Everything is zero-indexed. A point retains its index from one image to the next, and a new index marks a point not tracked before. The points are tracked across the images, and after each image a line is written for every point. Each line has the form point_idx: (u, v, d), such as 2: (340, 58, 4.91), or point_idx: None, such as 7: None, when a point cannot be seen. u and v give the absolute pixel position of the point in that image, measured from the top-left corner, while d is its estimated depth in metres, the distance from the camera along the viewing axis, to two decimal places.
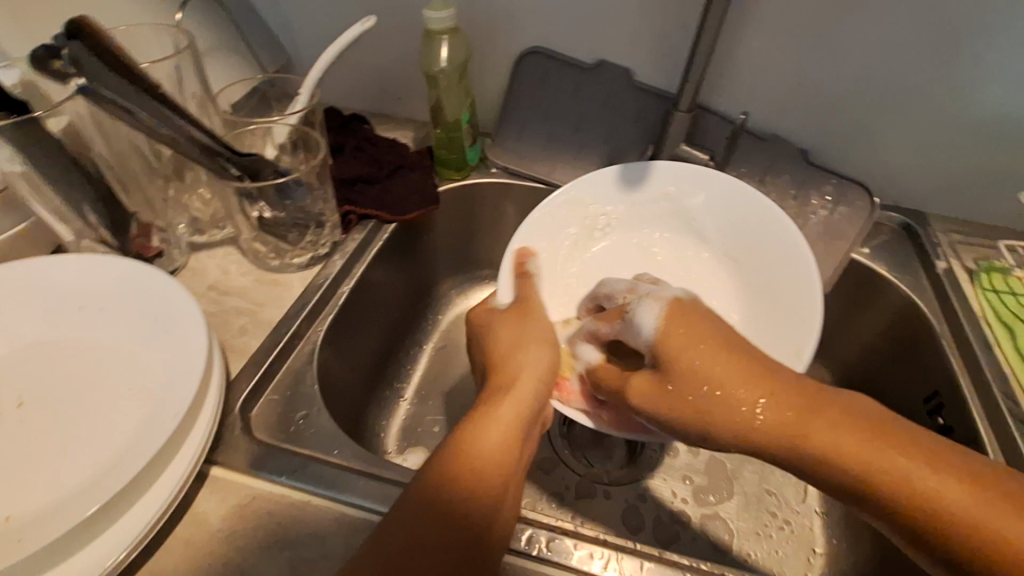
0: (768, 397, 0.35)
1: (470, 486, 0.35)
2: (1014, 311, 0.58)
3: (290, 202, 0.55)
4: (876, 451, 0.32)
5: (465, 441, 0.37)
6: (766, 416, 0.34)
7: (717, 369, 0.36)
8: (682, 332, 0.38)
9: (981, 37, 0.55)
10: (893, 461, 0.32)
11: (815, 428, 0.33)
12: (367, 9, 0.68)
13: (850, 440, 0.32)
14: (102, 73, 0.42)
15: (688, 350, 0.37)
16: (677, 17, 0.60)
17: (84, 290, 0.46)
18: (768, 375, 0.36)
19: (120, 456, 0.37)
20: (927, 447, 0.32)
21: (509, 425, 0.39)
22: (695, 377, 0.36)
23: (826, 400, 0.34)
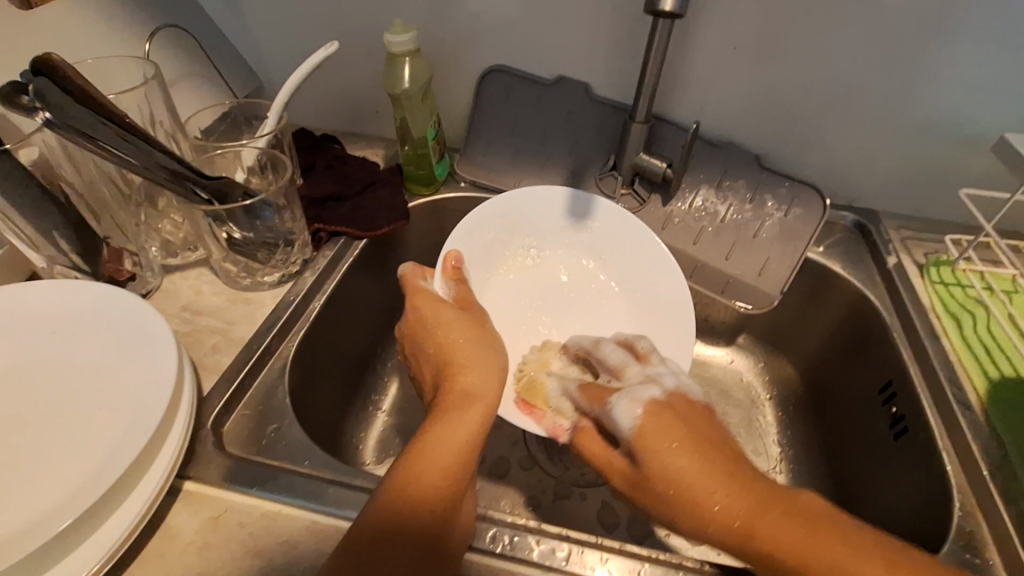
0: (722, 487, 0.35)
1: (438, 488, 0.36)
2: (961, 301, 0.61)
3: (259, 222, 0.56)
4: (813, 539, 0.33)
5: (433, 439, 0.38)
6: (704, 507, 0.35)
7: (715, 494, 0.35)
8: (676, 445, 0.37)
9: (912, 46, 0.59)
10: (832, 549, 0.33)
11: (755, 519, 0.34)
12: (333, 34, 0.71)
13: (797, 526, 0.34)
14: (69, 105, 0.43)
15: (673, 443, 0.37)
16: (629, 33, 0.63)
17: (57, 315, 0.47)
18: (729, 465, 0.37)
19: (91, 474, 0.38)
20: (856, 540, 0.33)
21: (473, 422, 0.40)
22: (680, 489, 0.36)
23: (787, 500, 0.35)
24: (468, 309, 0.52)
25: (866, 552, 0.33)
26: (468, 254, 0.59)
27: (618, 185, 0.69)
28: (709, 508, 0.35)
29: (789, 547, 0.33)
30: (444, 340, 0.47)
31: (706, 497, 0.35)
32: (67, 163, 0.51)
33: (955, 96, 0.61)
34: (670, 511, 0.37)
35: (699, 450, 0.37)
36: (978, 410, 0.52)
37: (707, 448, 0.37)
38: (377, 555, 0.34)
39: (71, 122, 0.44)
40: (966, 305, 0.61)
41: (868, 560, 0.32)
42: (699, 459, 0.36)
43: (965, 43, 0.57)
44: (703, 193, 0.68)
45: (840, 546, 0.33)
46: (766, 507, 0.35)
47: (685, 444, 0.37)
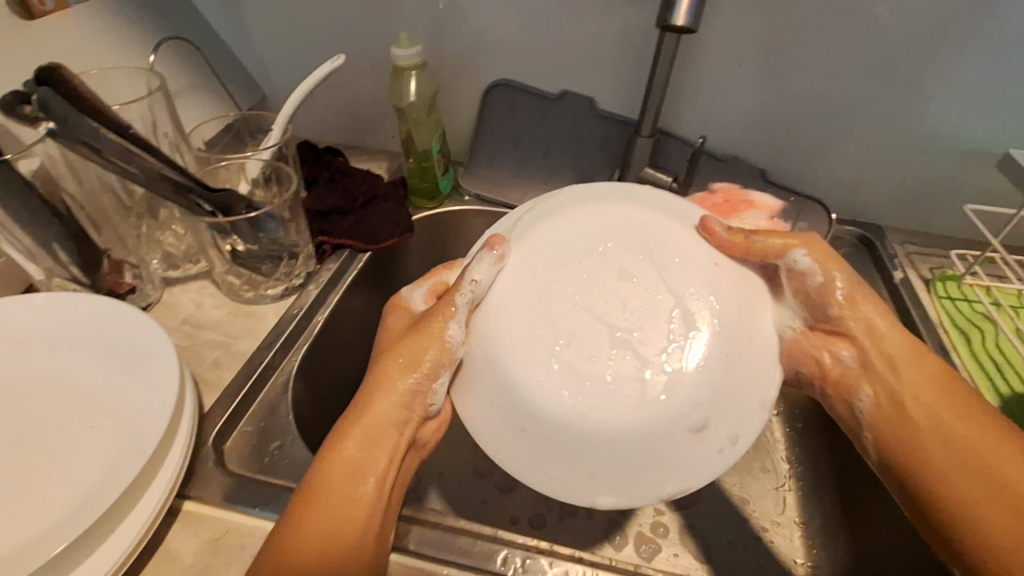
0: (917, 375, 0.44)
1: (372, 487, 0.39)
2: (968, 315, 0.61)
3: (263, 234, 0.55)
4: (1000, 458, 0.40)
5: (370, 424, 0.41)
6: (907, 402, 0.44)
7: (870, 341, 0.46)
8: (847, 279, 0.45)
9: (916, 65, 0.59)
10: (1001, 460, 0.40)
11: (926, 367, 0.44)
12: (337, 47, 0.71)
13: (936, 387, 0.43)
14: (72, 116, 0.42)
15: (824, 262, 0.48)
16: (634, 48, 0.63)
17: (55, 328, 0.46)
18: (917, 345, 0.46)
19: (88, 492, 0.37)
20: (1000, 435, 0.41)
21: (404, 416, 0.42)
22: (892, 360, 0.45)
23: (967, 404, 0.43)
24: (432, 317, 0.42)
25: (1012, 453, 0.40)
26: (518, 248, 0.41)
27: None
28: (888, 345, 0.45)
29: (962, 449, 0.41)
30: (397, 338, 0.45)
31: (901, 354, 0.45)
32: (68, 175, 0.50)
33: (958, 112, 0.62)
34: (868, 381, 0.45)
35: (860, 294, 0.46)
36: None
37: (933, 359, 0.45)
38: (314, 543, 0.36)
39: (75, 134, 0.42)
40: (974, 319, 0.61)
41: (1018, 462, 0.39)
42: (910, 351, 0.45)
43: (968, 59, 0.58)
44: None
45: (1010, 453, 0.40)
46: (941, 369, 0.45)
47: (897, 346, 0.45)
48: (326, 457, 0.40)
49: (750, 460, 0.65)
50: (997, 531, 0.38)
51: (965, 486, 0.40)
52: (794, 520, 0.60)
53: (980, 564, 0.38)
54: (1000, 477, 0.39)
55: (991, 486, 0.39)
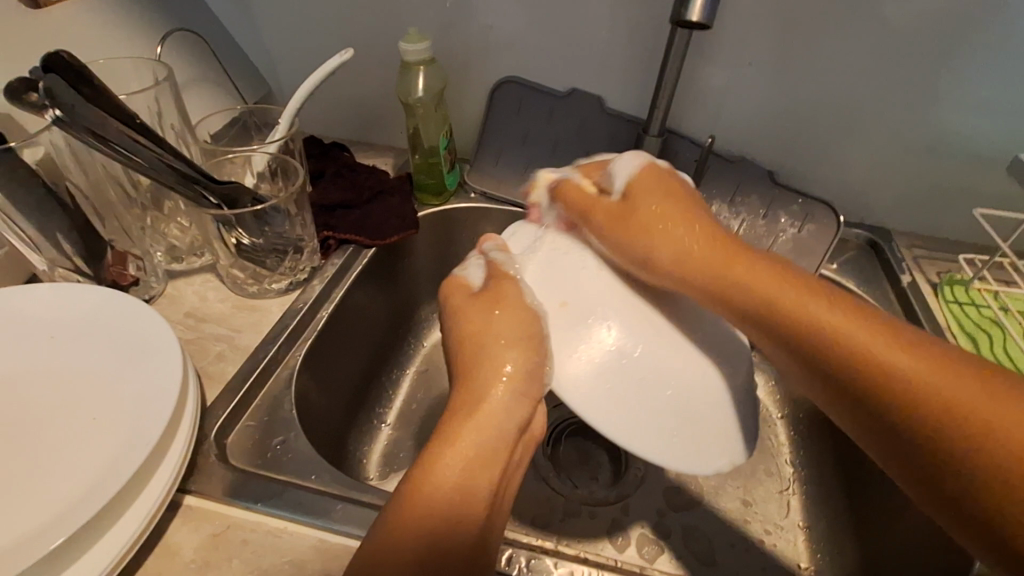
0: (793, 294, 0.39)
1: (496, 467, 0.37)
2: (976, 319, 0.61)
3: (269, 228, 0.55)
4: (889, 344, 0.35)
5: (489, 418, 0.38)
6: (797, 320, 0.38)
7: (701, 246, 0.44)
8: (659, 196, 0.48)
9: (928, 68, 0.59)
10: (888, 352, 0.35)
11: (735, 269, 0.42)
12: (344, 42, 0.71)
13: (851, 323, 0.36)
14: (79, 105, 0.42)
15: (654, 188, 0.49)
16: (644, 47, 0.63)
17: (58, 319, 0.46)
18: (801, 278, 0.41)
19: (90, 484, 0.36)
20: (960, 363, 0.33)
21: (522, 405, 0.40)
22: (770, 304, 0.40)
23: (886, 326, 0.36)
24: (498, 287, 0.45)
25: (975, 378, 0.33)
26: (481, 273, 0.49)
27: None
28: (692, 248, 0.45)
29: (878, 358, 0.35)
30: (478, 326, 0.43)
31: (728, 272, 0.42)
32: (72, 163, 0.50)
33: (969, 115, 0.61)
34: (760, 308, 0.40)
35: (703, 228, 0.46)
36: None
37: (831, 289, 0.39)
38: (440, 527, 0.34)
39: (81, 121, 0.42)
40: (982, 324, 0.60)
41: (908, 354, 0.34)
42: (778, 270, 0.41)
43: (982, 62, 0.57)
44: (716, 208, 0.68)
45: (889, 335, 0.35)
46: (747, 272, 0.42)
47: (704, 237, 0.45)
48: (445, 448, 0.37)
49: (753, 462, 0.65)
50: (946, 404, 0.32)
51: (919, 412, 0.33)
52: (798, 523, 0.60)
53: (970, 477, 0.31)
54: (924, 376, 0.33)
55: (938, 411, 0.32)
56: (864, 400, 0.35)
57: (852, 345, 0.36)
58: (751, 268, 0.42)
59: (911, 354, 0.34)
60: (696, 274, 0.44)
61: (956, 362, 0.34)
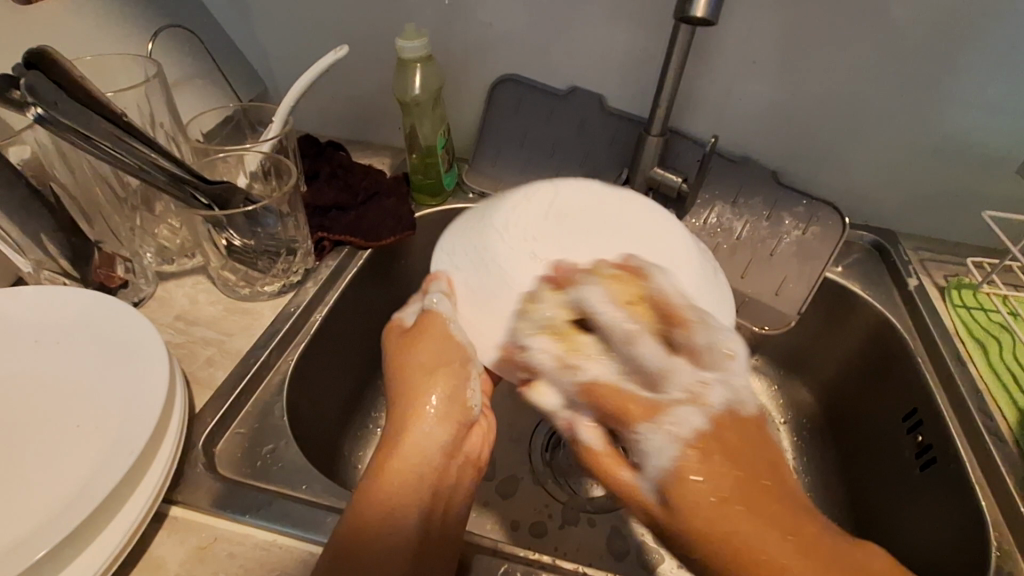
0: (781, 517, 0.30)
1: (424, 492, 0.37)
2: (985, 325, 0.59)
3: (261, 229, 0.53)
4: (812, 569, 0.29)
5: (410, 447, 0.38)
6: (748, 573, 0.29)
7: (713, 481, 0.31)
8: (724, 466, 0.31)
9: (937, 67, 0.57)
10: (790, 556, 0.29)
11: (741, 496, 0.31)
12: (339, 38, 0.69)
13: (813, 568, 0.29)
14: (62, 102, 0.40)
15: (696, 475, 0.31)
16: (646, 44, 0.62)
17: (42, 323, 0.45)
18: (768, 483, 0.31)
19: (71, 495, 0.35)
20: None
21: (448, 428, 0.40)
22: (735, 545, 0.30)
23: (861, 569, 0.29)
24: (422, 329, 0.43)
25: None
26: (459, 276, 0.45)
27: None
28: (698, 486, 0.31)
29: None
30: (401, 357, 0.43)
31: (754, 548, 0.29)
32: (60, 163, 0.49)
33: (979, 116, 0.60)
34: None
35: (722, 453, 0.32)
36: (1010, 439, 0.49)
37: (797, 505, 0.31)
38: (374, 550, 0.34)
39: (64, 120, 0.40)
40: (991, 330, 0.59)
41: None
42: (751, 498, 0.31)
43: (993, 61, 0.56)
44: (719, 209, 0.66)
45: (815, 552, 0.29)
46: (746, 522, 0.30)
47: (733, 482, 0.31)
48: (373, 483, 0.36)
49: None
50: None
51: None
52: None
53: None
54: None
55: None
56: (675, 544, 0.32)
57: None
58: (697, 481, 0.31)
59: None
60: (696, 523, 0.31)
61: None
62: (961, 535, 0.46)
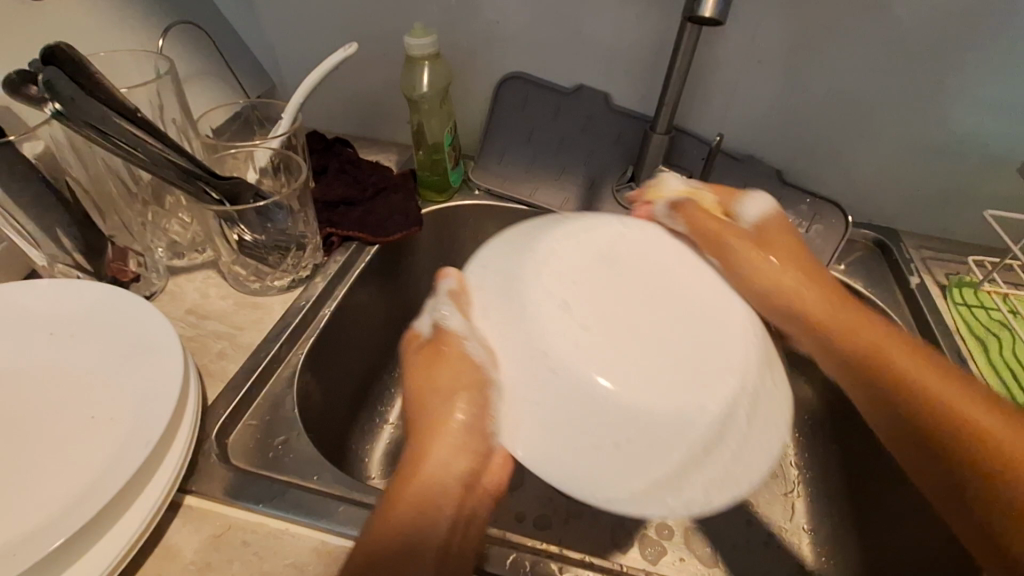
0: (928, 373, 0.42)
1: (443, 525, 0.36)
2: (985, 323, 0.60)
3: (271, 225, 0.54)
4: (885, 339, 0.45)
5: (428, 475, 0.38)
6: (926, 389, 0.41)
7: (838, 322, 0.46)
8: (782, 250, 0.50)
9: (941, 67, 0.58)
10: (899, 356, 0.43)
11: (861, 322, 0.46)
12: (347, 36, 0.70)
13: (948, 383, 0.41)
14: (79, 97, 0.41)
15: (833, 319, 0.47)
16: (653, 44, 0.62)
17: (57, 316, 0.45)
18: (875, 322, 0.46)
19: (88, 485, 0.36)
20: (980, 390, 0.41)
21: (466, 455, 0.38)
22: (877, 350, 0.44)
23: (877, 340, 0.45)
24: (444, 340, 0.40)
25: (989, 424, 0.39)
26: (480, 287, 0.40)
27: None
28: (848, 345, 0.46)
29: (927, 384, 0.41)
30: (421, 383, 0.41)
31: (865, 332, 0.45)
32: (74, 159, 0.50)
33: (981, 116, 0.60)
34: (919, 399, 0.41)
35: (808, 276, 0.49)
36: None
37: (877, 320, 0.47)
38: (394, 565, 0.34)
39: (82, 117, 0.41)
40: (991, 327, 0.59)
41: (985, 408, 0.39)
42: (835, 302, 0.48)
43: (996, 62, 0.56)
44: None
45: (923, 360, 0.43)
46: (899, 347, 0.44)
47: (807, 282, 0.48)
48: (387, 509, 0.36)
49: None
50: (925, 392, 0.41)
51: (948, 416, 0.40)
52: (803, 526, 0.59)
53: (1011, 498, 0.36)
54: (911, 376, 0.42)
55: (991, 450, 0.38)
56: (870, 386, 0.44)
57: (894, 371, 0.43)
58: (826, 322, 0.47)
59: (957, 388, 0.41)
60: (837, 332, 0.46)
61: (986, 393, 0.41)
62: None
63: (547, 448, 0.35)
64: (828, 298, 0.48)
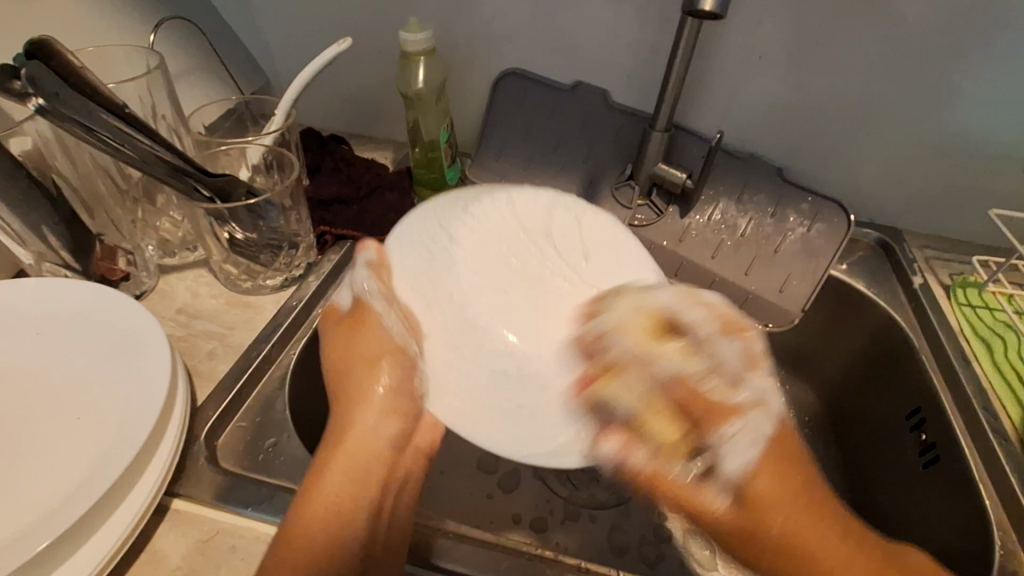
0: (797, 508, 0.37)
1: (365, 494, 0.39)
2: (989, 324, 0.59)
3: (263, 223, 0.53)
4: (785, 494, 0.37)
5: (354, 445, 0.41)
6: (805, 557, 0.36)
7: (770, 472, 0.37)
8: (729, 423, 0.37)
9: (946, 65, 0.57)
10: (779, 512, 0.36)
11: (766, 480, 0.37)
12: (342, 32, 0.69)
13: (836, 546, 0.36)
14: (64, 93, 0.40)
15: (766, 475, 0.37)
16: (652, 40, 0.61)
17: (43, 315, 0.44)
18: (803, 474, 0.38)
19: (72, 489, 0.35)
20: (872, 553, 0.37)
21: (390, 422, 0.42)
22: (791, 533, 0.37)
23: (819, 504, 0.38)
24: (362, 318, 0.45)
25: (883, 565, 0.36)
26: (394, 254, 0.47)
27: (636, 196, 0.66)
28: (740, 506, 0.37)
29: (833, 567, 0.36)
30: (342, 351, 0.45)
31: (776, 511, 0.37)
32: (61, 155, 0.49)
33: (987, 114, 0.59)
34: (782, 567, 0.37)
35: (710, 425, 0.37)
36: (1015, 439, 0.49)
37: (795, 451, 0.38)
38: (336, 529, 0.36)
39: (67, 113, 0.40)
40: (996, 329, 0.58)
41: (845, 543, 0.37)
42: (780, 471, 0.37)
43: (1002, 59, 0.55)
44: (723, 206, 0.66)
45: (800, 499, 0.37)
46: (799, 491, 0.37)
47: (740, 428, 0.37)
48: (313, 476, 0.38)
49: None
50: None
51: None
52: None
53: None
54: (801, 539, 0.37)
55: None
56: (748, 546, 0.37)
57: (749, 528, 0.37)
58: (751, 478, 0.37)
59: (824, 537, 0.37)
60: (776, 513, 0.37)
61: (850, 525, 0.38)
62: (960, 534, 0.47)
63: (456, 410, 0.43)
64: (762, 454, 0.37)
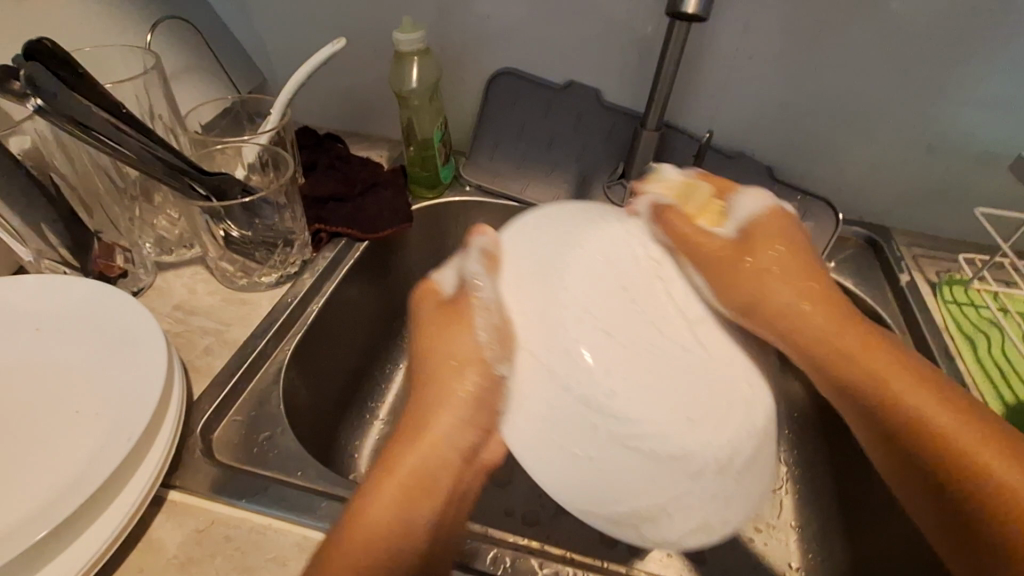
0: (954, 418, 0.37)
1: (426, 511, 0.36)
2: (974, 321, 0.60)
3: (258, 220, 0.54)
4: (903, 383, 0.38)
5: (431, 445, 0.37)
6: (963, 457, 0.35)
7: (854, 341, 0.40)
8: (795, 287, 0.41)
9: (931, 66, 0.58)
10: (924, 399, 0.37)
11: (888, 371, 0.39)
12: (338, 32, 0.70)
13: (990, 448, 0.35)
14: (63, 94, 0.41)
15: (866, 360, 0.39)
16: (643, 41, 0.62)
17: (42, 312, 0.45)
18: (917, 369, 0.39)
19: (71, 480, 0.36)
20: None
21: (468, 431, 0.37)
22: (871, 373, 0.39)
23: (939, 387, 0.38)
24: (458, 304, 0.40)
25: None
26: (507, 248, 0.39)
27: (627, 193, 0.66)
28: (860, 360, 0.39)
29: (976, 456, 0.35)
30: (431, 345, 0.40)
31: (916, 402, 0.37)
32: (60, 154, 0.50)
33: (971, 114, 0.60)
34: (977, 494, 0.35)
35: (865, 326, 0.40)
36: None
37: (944, 388, 0.38)
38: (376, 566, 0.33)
39: (65, 113, 0.41)
40: (980, 326, 0.59)
41: (994, 451, 0.35)
42: (898, 368, 0.39)
43: (985, 60, 0.56)
44: None
45: (956, 411, 0.37)
46: (951, 410, 0.37)
47: (886, 355, 0.39)
48: (359, 503, 0.35)
49: None
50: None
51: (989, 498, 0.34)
52: (790, 523, 0.59)
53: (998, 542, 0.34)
54: (962, 449, 0.36)
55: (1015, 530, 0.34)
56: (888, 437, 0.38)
57: (937, 435, 0.36)
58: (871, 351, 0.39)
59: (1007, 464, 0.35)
60: (883, 397, 0.38)
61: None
62: None
63: (535, 434, 0.36)
64: (872, 340, 0.40)
